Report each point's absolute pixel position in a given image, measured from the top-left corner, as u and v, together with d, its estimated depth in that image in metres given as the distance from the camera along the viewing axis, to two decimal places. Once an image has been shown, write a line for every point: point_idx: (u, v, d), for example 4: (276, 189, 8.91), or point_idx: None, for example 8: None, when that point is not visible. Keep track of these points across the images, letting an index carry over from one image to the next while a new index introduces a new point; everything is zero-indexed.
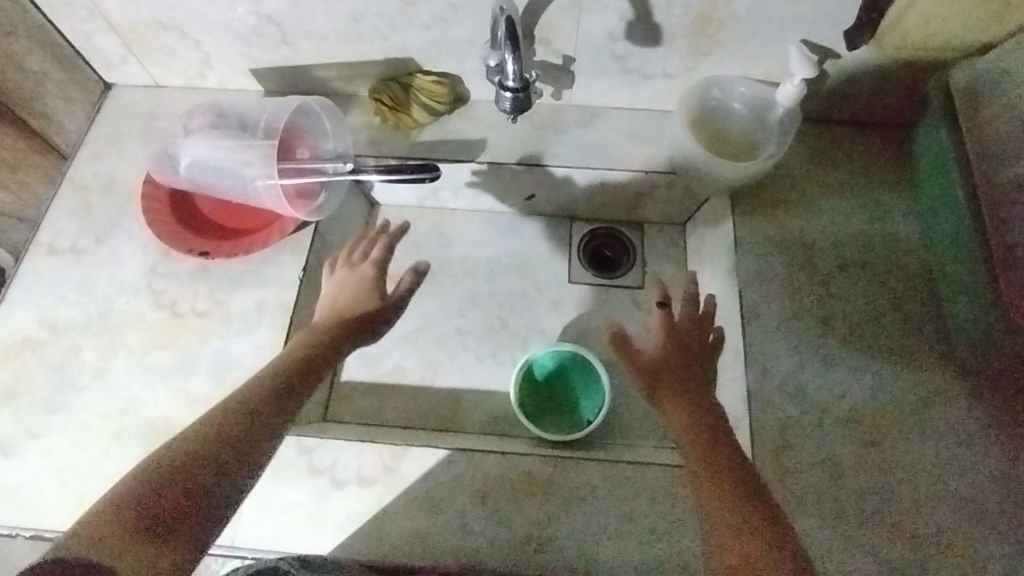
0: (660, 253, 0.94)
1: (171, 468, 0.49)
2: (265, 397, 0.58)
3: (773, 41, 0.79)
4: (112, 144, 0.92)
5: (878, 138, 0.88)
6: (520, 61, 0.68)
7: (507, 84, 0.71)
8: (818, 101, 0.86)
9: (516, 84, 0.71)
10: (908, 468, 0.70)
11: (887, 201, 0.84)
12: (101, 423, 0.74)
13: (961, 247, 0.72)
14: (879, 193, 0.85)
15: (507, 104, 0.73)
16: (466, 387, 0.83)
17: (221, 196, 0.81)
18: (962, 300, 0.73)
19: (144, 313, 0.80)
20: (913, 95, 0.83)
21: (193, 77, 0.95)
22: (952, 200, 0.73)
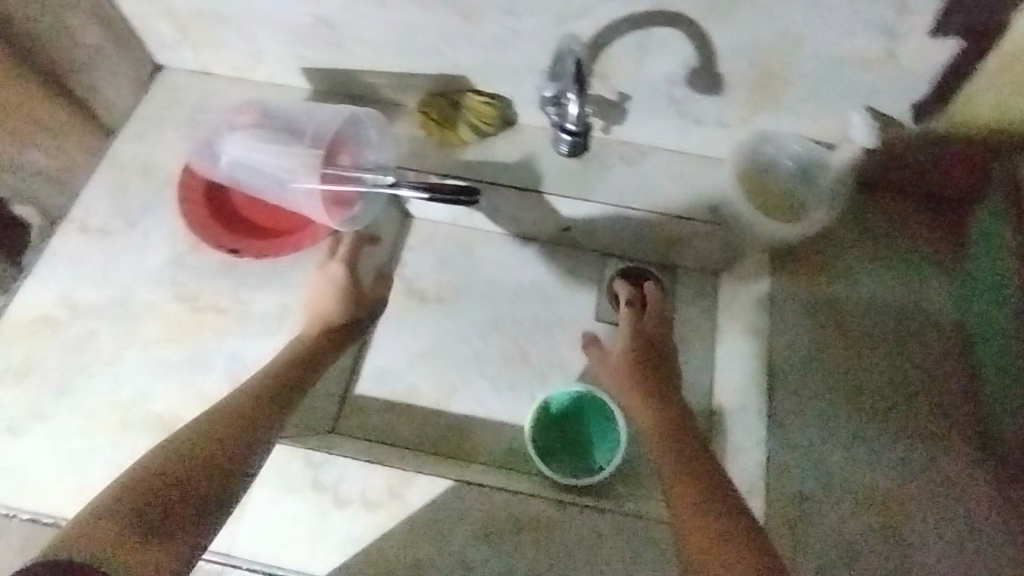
0: (692, 302, 0.92)
1: (153, 492, 0.49)
2: (240, 416, 0.58)
3: (833, 103, 0.77)
4: (154, 127, 0.92)
5: (932, 202, 0.83)
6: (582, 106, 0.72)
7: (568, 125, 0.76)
8: (878, 160, 0.81)
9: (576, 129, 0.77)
10: (924, 561, 0.66)
11: (932, 273, 0.79)
12: (109, 411, 0.73)
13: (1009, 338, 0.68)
14: (925, 263, 0.80)
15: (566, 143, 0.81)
16: (481, 416, 0.81)
17: (258, 195, 0.80)
18: (1002, 391, 0.68)
19: (166, 304, 0.79)
20: (977, 165, 0.78)
21: (242, 68, 0.94)
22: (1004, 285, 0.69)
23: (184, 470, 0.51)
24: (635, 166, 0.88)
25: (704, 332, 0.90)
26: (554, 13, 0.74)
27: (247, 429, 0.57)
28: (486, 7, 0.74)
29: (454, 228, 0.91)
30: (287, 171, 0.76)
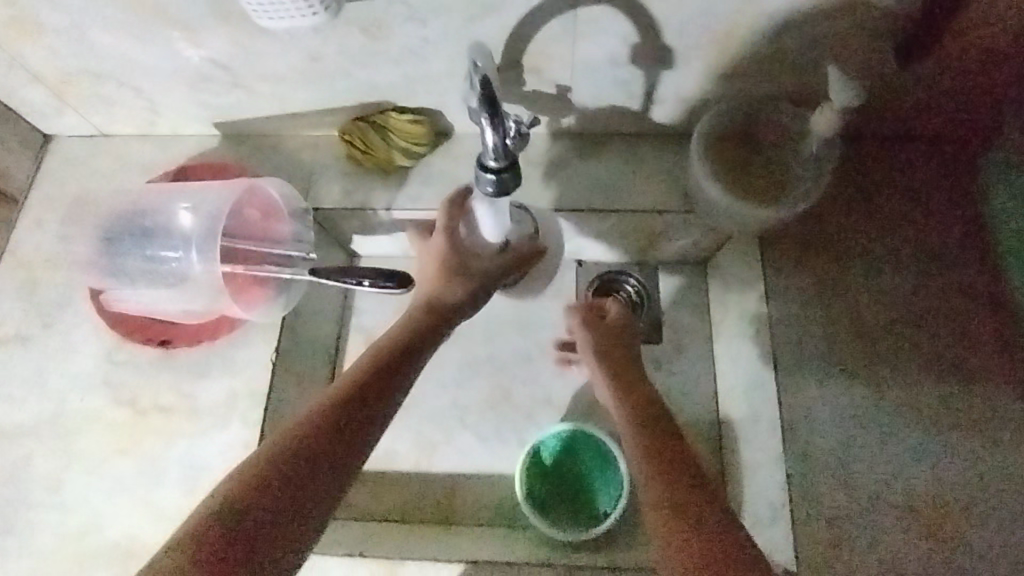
0: (680, 297, 0.82)
1: (271, 484, 0.48)
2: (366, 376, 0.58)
3: (783, 50, 0.66)
4: (55, 208, 0.82)
5: (949, 153, 0.73)
6: (503, 129, 0.50)
7: (487, 160, 0.53)
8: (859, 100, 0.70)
9: (500, 162, 0.53)
10: (968, 546, 0.61)
11: (960, 256, 0.70)
12: (62, 544, 0.66)
13: None
14: (949, 242, 0.70)
15: (488, 187, 0.54)
16: (468, 470, 0.74)
17: (157, 310, 0.70)
18: None
19: (103, 412, 0.71)
20: (989, 102, 0.67)
21: (141, 124, 0.84)
22: None
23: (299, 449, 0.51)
24: (596, 160, 0.79)
25: (701, 333, 0.80)
26: (463, 9, 0.62)
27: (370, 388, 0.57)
28: (381, 16, 0.63)
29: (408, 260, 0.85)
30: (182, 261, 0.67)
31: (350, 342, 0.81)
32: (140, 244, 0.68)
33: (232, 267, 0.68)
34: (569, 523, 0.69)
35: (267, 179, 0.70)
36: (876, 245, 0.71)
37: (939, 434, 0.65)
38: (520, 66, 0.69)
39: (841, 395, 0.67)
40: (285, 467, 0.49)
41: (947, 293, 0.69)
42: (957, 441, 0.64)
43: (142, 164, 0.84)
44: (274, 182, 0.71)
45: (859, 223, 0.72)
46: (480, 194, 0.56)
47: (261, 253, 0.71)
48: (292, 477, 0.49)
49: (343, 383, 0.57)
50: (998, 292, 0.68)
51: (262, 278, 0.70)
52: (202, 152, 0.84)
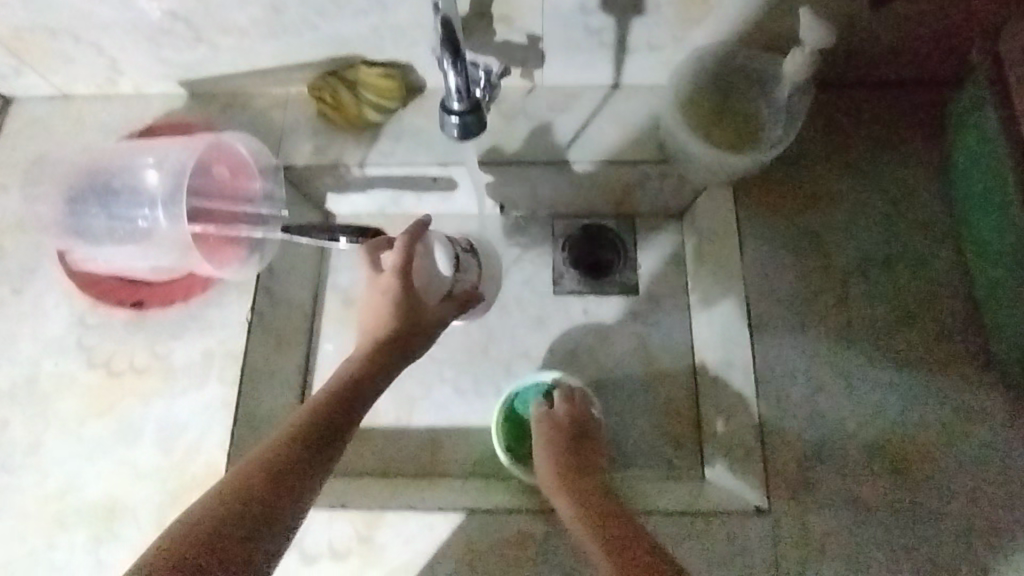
0: (655, 250, 0.82)
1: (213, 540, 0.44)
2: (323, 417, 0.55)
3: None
4: (17, 171, 0.80)
5: (916, 99, 0.74)
6: (463, 70, 0.51)
7: (451, 103, 0.53)
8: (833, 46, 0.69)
9: (461, 104, 0.53)
10: (934, 483, 0.62)
11: (927, 202, 0.71)
12: (41, 506, 0.66)
13: (995, 212, 0.63)
14: (918, 188, 0.71)
15: (453, 131, 0.55)
16: (446, 423, 0.76)
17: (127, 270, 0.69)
18: (1006, 288, 0.63)
19: (77, 375, 0.71)
20: (956, 44, 0.68)
21: (103, 84, 0.81)
22: (990, 165, 0.64)
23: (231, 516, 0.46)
24: (570, 113, 0.77)
25: (676, 285, 0.81)
26: None
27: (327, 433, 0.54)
28: None
29: (383, 218, 0.85)
30: (150, 220, 0.66)
31: (327, 301, 0.83)
32: (105, 204, 0.67)
33: (203, 228, 0.68)
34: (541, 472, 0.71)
35: (237, 136, 0.70)
36: (847, 193, 0.72)
37: (906, 373, 0.65)
38: (489, 16, 0.68)
39: (813, 343, 0.67)
40: (225, 528, 0.45)
41: (916, 239, 0.70)
42: (922, 379, 0.65)
43: (105, 125, 0.82)
44: (243, 139, 0.70)
45: (831, 167, 0.72)
46: (446, 135, 0.56)
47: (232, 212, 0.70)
48: (223, 542, 0.44)
49: (290, 431, 0.53)
50: (962, 232, 0.69)
51: (234, 237, 0.70)
52: (168, 111, 0.82)
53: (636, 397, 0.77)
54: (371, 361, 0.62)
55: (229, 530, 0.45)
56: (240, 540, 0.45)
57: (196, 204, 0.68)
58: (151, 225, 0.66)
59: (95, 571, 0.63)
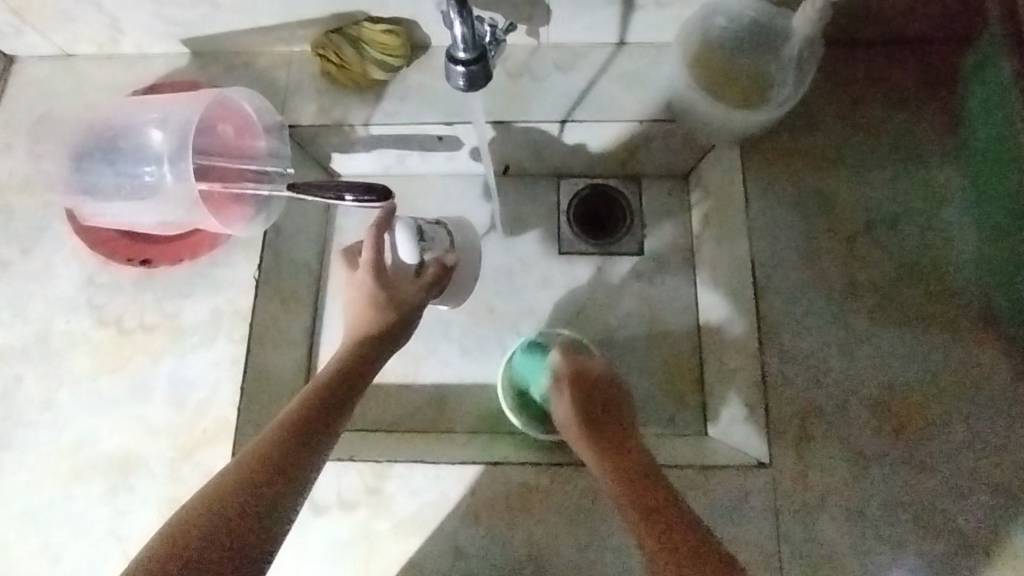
0: (660, 211, 0.83)
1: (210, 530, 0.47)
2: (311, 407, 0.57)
3: None
4: (22, 131, 0.79)
5: (929, 56, 0.73)
6: (470, 18, 0.50)
7: (457, 52, 0.53)
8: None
9: (468, 54, 0.53)
10: (933, 440, 0.63)
11: (936, 161, 0.70)
12: (56, 459, 0.68)
13: (1009, 171, 0.63)
14: (927, 146, 0.70)
15: (460, 81, 0.54)
16: (452, 381, 0.77)
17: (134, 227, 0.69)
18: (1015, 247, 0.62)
19: (87, 333, 0.72)
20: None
21: (104, 43, 0.81)
22: (1005, 122, 0.63)
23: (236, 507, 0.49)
24: (576, 72, 0.75)
25: (680, 246, 0.81)
26: None
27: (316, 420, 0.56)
28: None
29: (388, 178, 0.86)
30: (156, 177, 0.66)
31: (333, 259, 0.84)
32: (111, 160, 0.67)
33: (208, 186, 0.67)
34: (539, 423, 0.72)
35: (240, 91, 0.69)
36: (855, 152, 0.71)
37: (908, 332, 0.66)
38: None
39: (817, 303, 0.67)
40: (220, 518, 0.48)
41: (924, 198, 0.69)
42: (924, 339, 0.65)
43: (108, 85, 0.82)
44: (245, 95, 0.70)
45: (839, 125, 0.72)
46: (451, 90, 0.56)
47: (237, 170, 0.70)
48: (222, 530, 0.47)
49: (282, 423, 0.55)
50: (969, 191, 0.69)
51: (239, 195, 0.70)
52: (170, 71, 0.82)
53: (640, 356, 0.78)
54: (355, 353, 0.64)
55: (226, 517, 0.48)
56: (243, 525, 0.48)
57: (201, 161, 0.68)
58: (157, 182, 0.66)
59: (113, 521, 0.65)
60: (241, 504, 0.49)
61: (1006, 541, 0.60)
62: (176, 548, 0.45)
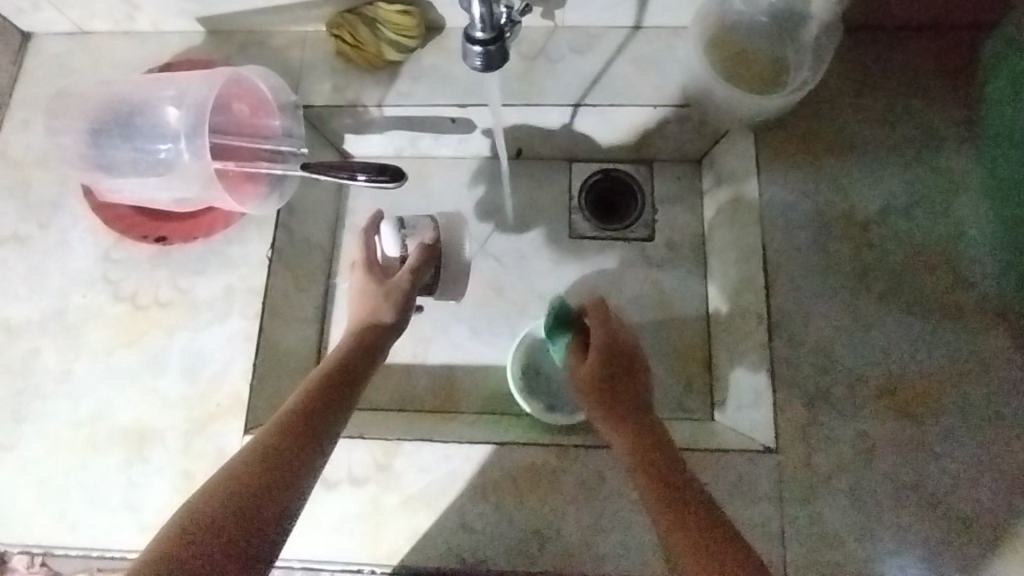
0: (671, 197, 0.83)
1: (223, 520, 0.45)
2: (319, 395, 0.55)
3: None
4: (40, 107, 0.80)
5: (947, 44, 0.72)
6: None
7: (475, 32, 0.53)
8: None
9: (486, 34, 0.53)
10: (938, 428, 0.63)
11: (952, 149, 0.69)
12: (74, 430, 0.69)
13: None
14: (944, 135, 0.70)
15: (477, 62, 0.55)
16: (461, 362, 0.78)
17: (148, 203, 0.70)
18: None
19: (103, 307, 0.73)
20: None
21: (120, 20, 0.81)
22: None
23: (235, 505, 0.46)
24: (590, 53, 0.75)
25: (692, 232, 0.81)
26: None
27: (324, 410, 0.55)
28: None
29: (401, 159, 0.86)
30: (173, 154, 0.67)
31: (345, 241, 0.84)
32: (127, 136, 0.68)
33: (223, 163, 0.68)
34: (546, 402, 0.72)
35: (257, 69, 0.70)
36: (870, 139, 0.70)
37: (918, 321, 0.65)
38: None
39: (828, 292, 0.67)
40: (234, 508, 0.46)
41: (937, 187, 0.69)
42: (935, 328, 0.65)
43: (123, 62, 0.82)
44: (261, 73, 0.70)
45: (855, 112, 0.71)
46: (468, 69, 0.56)
47: (252, 149, 0.71)
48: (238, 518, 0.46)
49: (291, 411, 0.54)
50: (984, 181, 0.68)
51: (254, 174, 0.71)
52: (186, 49, 0.82)
53: (649, 341, 0.78)
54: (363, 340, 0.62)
55: (238, 507, 0.46)
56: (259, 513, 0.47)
57: (216, 140, 0.69)
58: (174, 158, 0.67)
59: (129, 491, 0.67)
60: (242, 500, 0.47)
61: (1008, 529, 0.60)
62: (194, 535, 0.44)
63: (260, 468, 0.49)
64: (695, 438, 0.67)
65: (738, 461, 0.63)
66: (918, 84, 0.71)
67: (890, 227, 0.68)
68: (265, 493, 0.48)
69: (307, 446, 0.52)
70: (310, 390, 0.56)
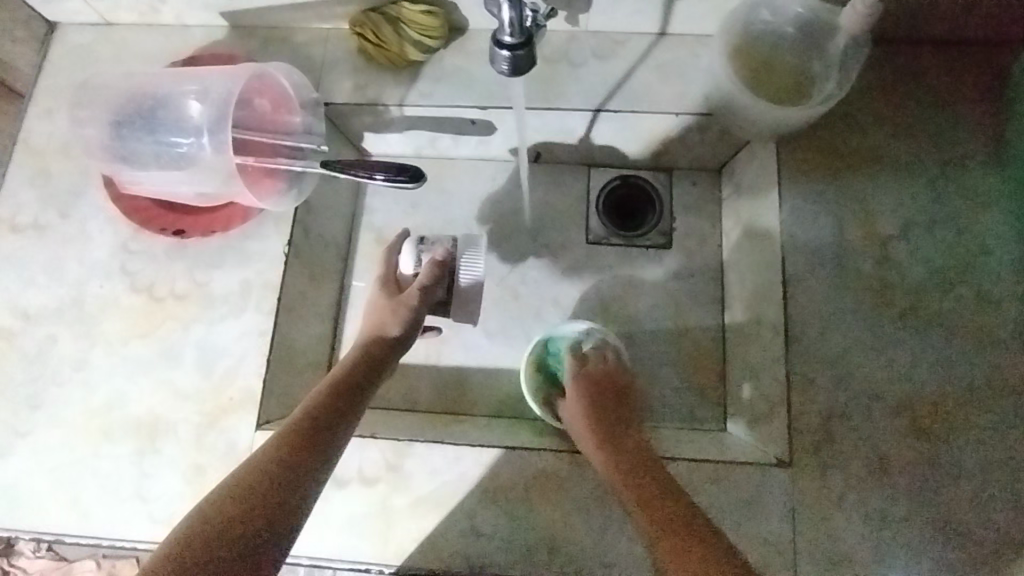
0: (689, 206, 0.82)
1: (235, 515, 0.47)
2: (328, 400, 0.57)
3: None
4: (63, 97, 0.81)
5: (975, 60, 0.71)
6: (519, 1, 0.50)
7: (504, 36, 0.53)
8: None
9: (515, 39, 0.53)
10: (954, 449, 0.62)
11: (977, 168, 0.68)
12: (88, 419, 0.69)
13: None
14: (969, 153, 0.69)
15: (504, 66, 0.54)
16: (474, 365, 0.78)
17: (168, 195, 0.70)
18: None
19: (120, 298, 0.73)
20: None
21: (146, 12, 0.81)
22: None
23: (247, 509, 0.47)
24: (613, 59, 0.75)
25: (709, 242, 0.81)
26: None
27: (334, 413, 0.56)
28: None
29: (419, 160, 0.86)
30: (195, 148, 0.67)
31: (361, 240, 0.85)
32: (151, 129, 0.68)
33: (243, 158, 0.68)
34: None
35: (281, 66, 0.70)
36: (893, 155, 0.70)
37: (939, 341, 0.65)
38: None
39: (846, 308, 0.66)
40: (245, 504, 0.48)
41: (961, 205, 0.68)
42: (954, 348, 0.64)
43: (147, 55, 0.82)
44: (285, 69, 0.71)
45: (879, 127, 0.70)
46: (494, 73, 0.56)
47: (273, 145, 0.71)
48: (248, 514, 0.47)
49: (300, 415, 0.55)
50: (1010, 201, 0.67)
51: (274, 170, 0.71)
52: (209, 42, 0.82)
53: (663, 350, 0.78)
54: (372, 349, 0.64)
55: (248, 504, 0.48)
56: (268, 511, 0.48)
57: (238, 134, 0.70)
58: (196, 153, 0.67)
59: (140, 482, 0.67)
60: (253, 497, 0.48)
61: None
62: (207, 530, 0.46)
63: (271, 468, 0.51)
64: (708, 450, 0.67)
65: (750, 475, 0.63)
66: (944, 101, 0.70)
67: (912, 245, 0.67)
68: (276, 492, 0.49)
69: (316, 447, 0.53)
70: (319, 396, 0.57)
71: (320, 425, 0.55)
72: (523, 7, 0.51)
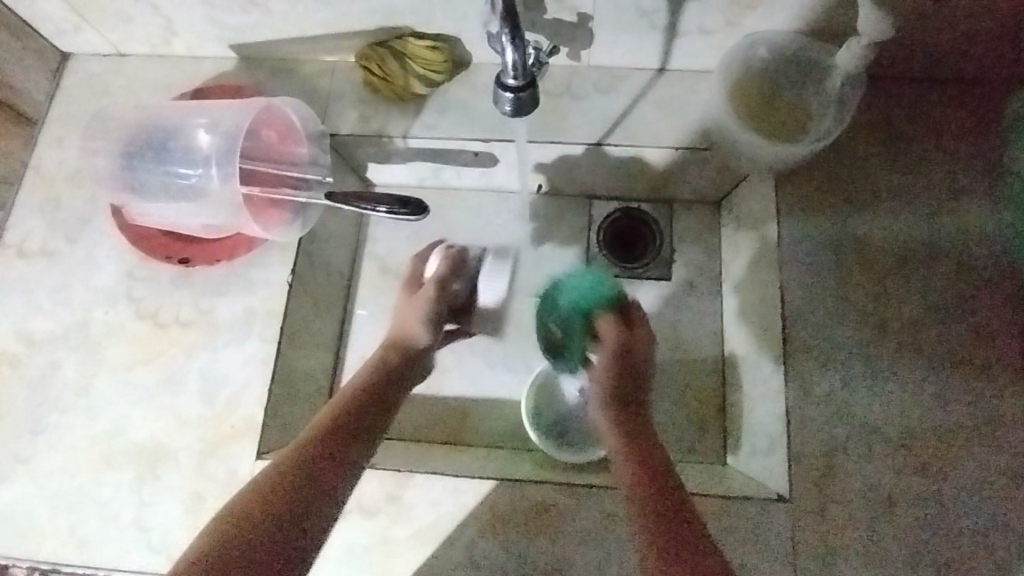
0: (689, 237, 0.83)
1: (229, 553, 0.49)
2: (325, 437, 0.58)
3: None
4: (75, 125, 0.82)
5: (970, 98, 0.72)
6: (523, 46, 0.52)
7: (508, 79, 0.54)
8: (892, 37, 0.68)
9: (519, 81, 0.54)
10: (956, 485, 0.62)
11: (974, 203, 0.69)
12: (90, 445, 0.70)
13: None
14: (966, 188, 0.70)
15: (507, 107, 0.56)
16: (475, 395, 0.79)
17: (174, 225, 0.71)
18: None
19: (125, 324, 0.74)
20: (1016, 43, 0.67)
21: (157, 44, 0.83)
22: None
23: (242, 547, 0.49)
24: (614, 93, 0.76)
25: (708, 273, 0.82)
26: None
27: (331, 452, 0.57)
28: None
29: (422, 189, 0.87)
30: (203, 179, 0.68)
31: (365, 268, 0.86)
32: (160, 160, 0.70)
33: (249, 188, 0.69)
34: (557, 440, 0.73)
35: (285, 100, 0.71)
36: (891, 191, 0.70)
37: (938, 374, 0.65)
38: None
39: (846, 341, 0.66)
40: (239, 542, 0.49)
41: (958, 240, 0.69)
42: (954, 382, 0.65)
43: (159, 85, 0.84)
44: (292, 103, 0.72)
45: (877, 162, 0.71)
46: (498, 112, 0.58)
47: (279, 176, 0.72)
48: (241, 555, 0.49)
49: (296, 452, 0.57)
50: (1004, 235, 0.68)
51: (279, 201, 0.72)
52: (219, 74, 0.84)
53: (662, 380, 0.78)
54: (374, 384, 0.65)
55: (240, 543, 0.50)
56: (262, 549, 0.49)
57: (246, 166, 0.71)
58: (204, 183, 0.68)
59: (140, 510, 0.67)
60: (248, 535, 0.50)
61: None
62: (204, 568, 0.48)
63: (266, 507, 0.52)
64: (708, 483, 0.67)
65: (749, 509, 0.62)
66: (940, 138, 0.71)
67: (911, 278, 0.68)
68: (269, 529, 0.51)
69: (312, 486, 0.54)
70: (317, 432, 0.58)
71: (324, 458, 0.56)
72: (526, 51, 0.53)
